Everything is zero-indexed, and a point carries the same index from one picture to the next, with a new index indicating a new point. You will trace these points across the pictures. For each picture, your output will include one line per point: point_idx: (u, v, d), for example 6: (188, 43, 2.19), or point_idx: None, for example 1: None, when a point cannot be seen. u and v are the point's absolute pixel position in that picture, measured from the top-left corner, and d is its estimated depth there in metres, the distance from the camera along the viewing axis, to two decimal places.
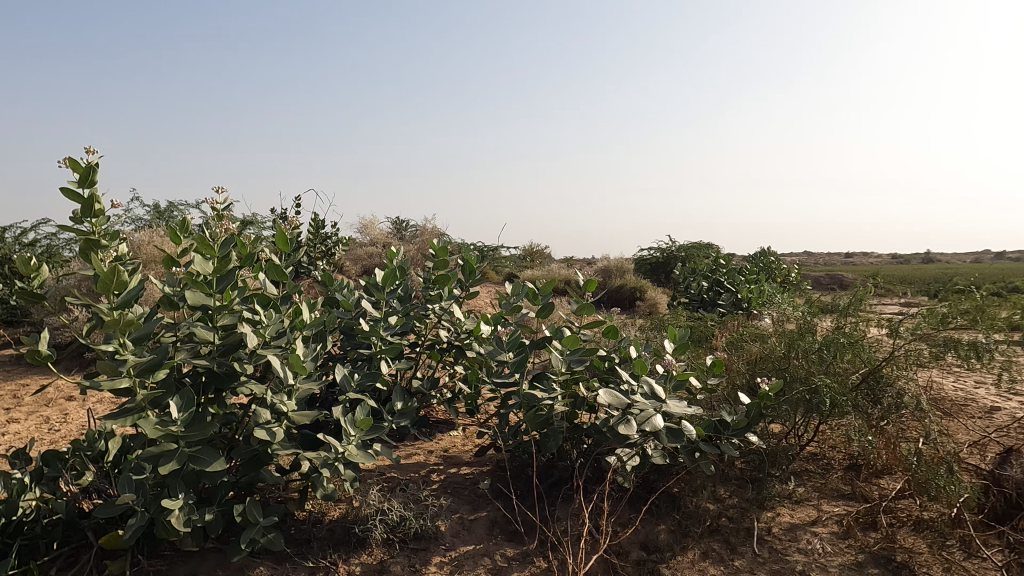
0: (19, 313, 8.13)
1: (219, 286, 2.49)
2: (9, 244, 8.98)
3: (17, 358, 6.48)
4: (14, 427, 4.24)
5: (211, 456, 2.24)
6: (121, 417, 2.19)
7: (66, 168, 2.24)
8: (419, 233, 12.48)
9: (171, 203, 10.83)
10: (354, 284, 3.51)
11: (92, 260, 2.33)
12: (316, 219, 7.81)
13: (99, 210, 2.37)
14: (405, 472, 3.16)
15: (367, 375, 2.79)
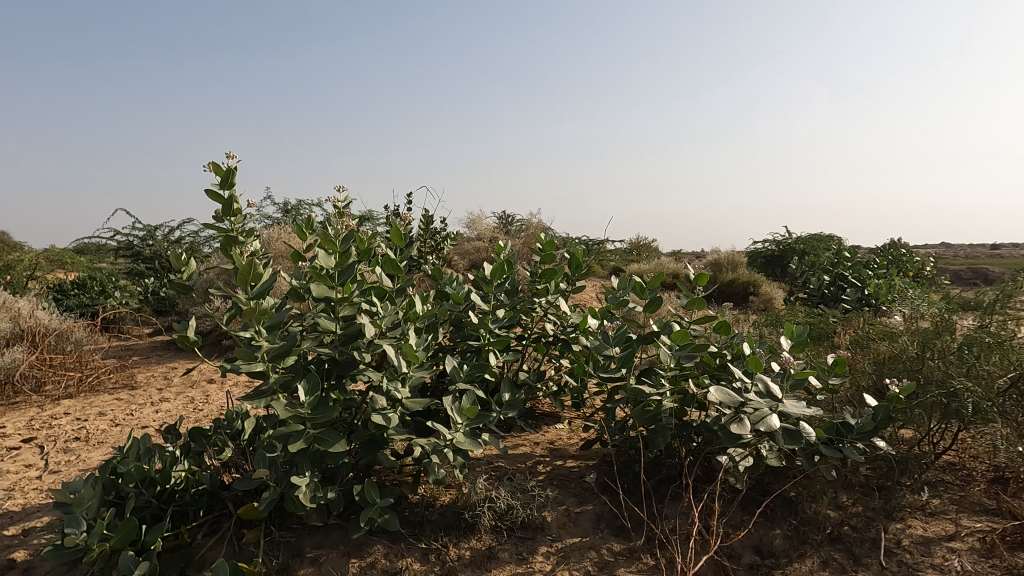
0: (167, 304, 8.98)
1: (341, 279, 2.65)
2: (160, 242, 9.94)
3: (167, 345, 7.22)
4: (166, 406, 4.73)
5: (334, 438, 2.40)
6: (257, 399, 2.39)
7: (210, 172, 2.47)
8: (524, 227, 12.59)
9: (297, 202, 11.61)
10: (464, 277, 3.60)
11: (231, 255, 2.56)
12: (427, 215, 8.09)
13: (237, 210, 2.59)
14: (512, 462, 3.23)
15: (476, 366, 2.86)
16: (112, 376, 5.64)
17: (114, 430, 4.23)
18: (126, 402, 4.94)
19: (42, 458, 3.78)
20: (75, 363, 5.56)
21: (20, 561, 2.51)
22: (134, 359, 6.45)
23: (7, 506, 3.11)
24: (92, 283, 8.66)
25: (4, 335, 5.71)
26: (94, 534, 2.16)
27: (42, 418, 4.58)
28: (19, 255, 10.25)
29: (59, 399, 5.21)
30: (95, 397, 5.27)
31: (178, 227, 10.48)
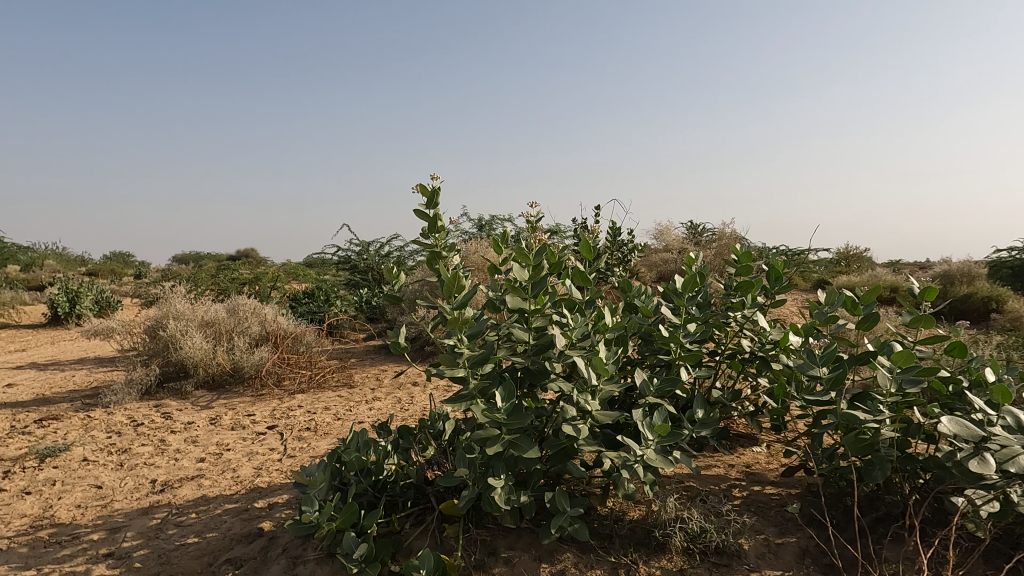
0: (377, 312, 9.89)
1: (534, 291, 2.75)
2: (372, 255, 11.10)
3: (378, 349, 8.01)
4: (379, 405, 5.25)
5: (527, 444, 2.49)
6: (458, 403, 2.56)
7: (418, 194, 2.72)
8: (715, 237, 12.04)
9: (491, 218, 12.28)
10: (653, 289, 3.53)
11: (436, 268, 2.78)
12: (615, 227, 8.09)
13: (441, 227, 2.81)
14: (704, 483, 3.09)
15: (666, 380, 2.79)
16: (334, 376, 6.40)
17: (337, 423, 4.79)
18: (345, 399, 5.56)
19: (282, 443, 4.40)
20: (307, 362, 6.44)
21: (267, 530, 2.94)
22: (352, 361, 7.26)
23: (256, 482, 3.67)
24: (319, 292, 9.89)
25: (254, 336, 6.75)
26: (324, 513, 2.45)
27: (282, 409, 5.34)
28: (264, 268, 12.06)
29: (294, 392, 6.02)
30: (321, 392, 6.00)
31: (387, 242, 11.69)
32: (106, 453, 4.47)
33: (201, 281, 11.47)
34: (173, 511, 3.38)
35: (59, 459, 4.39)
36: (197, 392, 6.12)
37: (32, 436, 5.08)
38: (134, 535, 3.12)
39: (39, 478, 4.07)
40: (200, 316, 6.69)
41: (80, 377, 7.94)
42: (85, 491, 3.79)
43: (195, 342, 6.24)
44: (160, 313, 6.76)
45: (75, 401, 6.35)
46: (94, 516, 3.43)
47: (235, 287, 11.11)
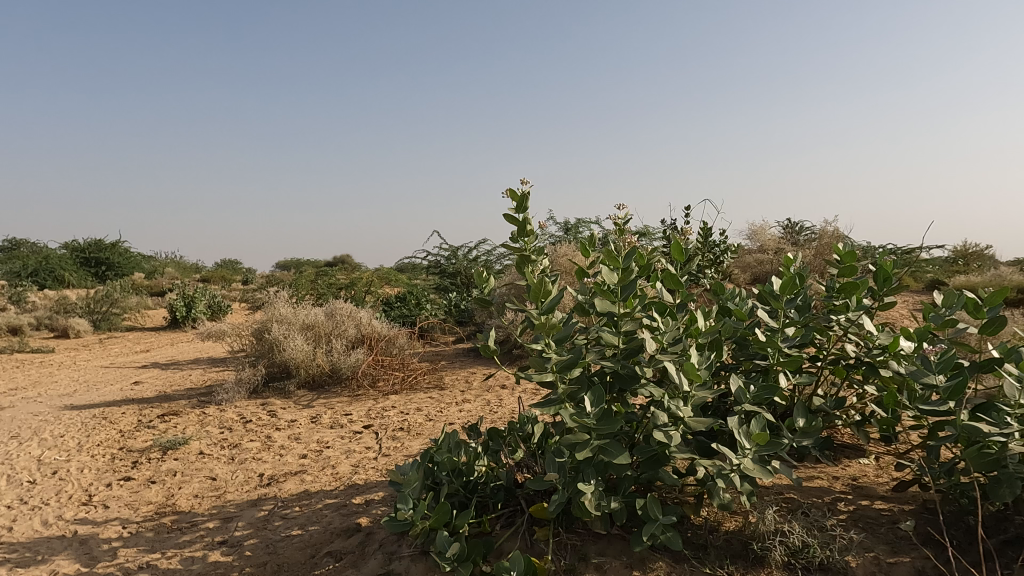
0: (466, 315, 10.07)
1: (623, 295, 2.72)
2: (461, 260, 11.33)
3: (468, 352, 8.16)
4: (468, 406, 5.35)
5: (617, 450, 2.46)
6: (547, 406, 2.57)
7: (507, 199, 2.75)
8: (815, 237, 11.43)
9: (578, 221, 12.23)
10: (748, 291, 3.40)
11: (524, 273, 2.80)
12: (706, 228, 7.85)
13: (529, 231, 2.83)
14: (806, 495, 2.94)
15: (764, 387, 2.67)
16: (426, 377, 6.57)
17: (429, 424, 4.91)
18: (436, 401, 5.70)
19: (377, 442, 4.57)
20: (399, 364, 6.66)
21: (364, 526, 3.06)
22: (442, 363, 7.44)
23: (354, 479, 3.83)
24: (411, 296, 10.20)
25: (351, 338, 7.05)
26: (418, 512, 2.52)
27: (376, 410, 5.54)
28: (359, 273, 12.56)
29: (388, 393, 6.24)
30: (413, 393, 6.18)
31: (475, 247, 11.90)
32: (220, 447, 4.80)
33: (302, 287, 12.11)
34: (279, 504, 3.58)
35: (179, 452, 4.76)
36: (299, 392, 6.46)
37: (156, 429, 5.53)
38: (245, 525, 3.33)
39: (162, 468, 4.43)
40: (301, 319, 7.07)
41: (195, 376, 8.57)
42: (201, 482, 4.09)
43: (297, 344, 6.59)
44: (266, 316, 7.19)
45: (192, 398, 6.87)
46: (209, 505, 3.69)
47: (332, 292, 11.68)
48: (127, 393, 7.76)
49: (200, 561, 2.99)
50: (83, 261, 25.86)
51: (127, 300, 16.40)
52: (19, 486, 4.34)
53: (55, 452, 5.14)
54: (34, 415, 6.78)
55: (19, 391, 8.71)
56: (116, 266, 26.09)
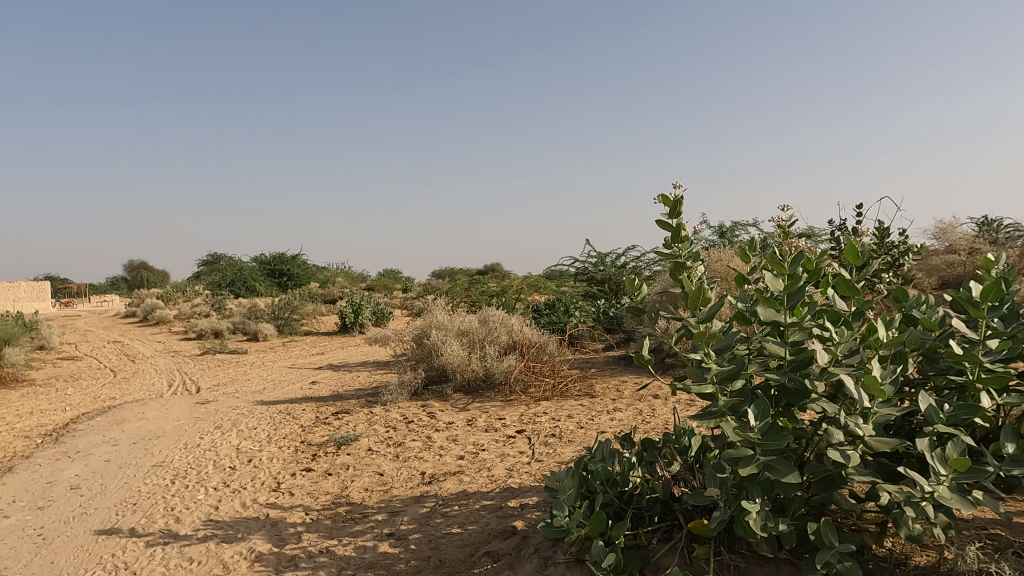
0: (615, 322, 9.96)
1: (790, 303, 2.54)
2: (609, 267, 11.26)
3: (618, 360, 8.07)
4: (620, 415, 5.29)
5: (786, 468, 2.30)
6: (707, 419, 2.46)
7: (660, 204, 2.68)
8: (1020, 235, 9.96)
9: (733, 224, 11.68)
10: (938, 298, 3.02)
11: (680, 280, 2.71)
12: (882, 226, 7.11)
13: (684, 236, 2.74)
14: (1017, 533, 2.55)
15: (961, 406, 2.36)
16: (576, 385, 6.59)
17: (581, 431, 4.92)
18: (587, 408, 5.69)
19: (530, 447, 4.65)
20: (550, 371, 6.73)
21: (520, 529, 3.12)
22: (593, 371, 7.42)
23: (509, 482, 3.92)
24: (559, 303, 10.29)
25: (503, 344, 7.23)
26: (573, 519, 2.52)
27: (528, 415, 5.65)
28: (510, 280, 12.93)
29: (539, 399, 6.33)
30: (564, 400, 6.22)
31: (624, 253, 11.76)
32: (386, 444, 5.15)
33: (457, 294, 12.70)
34: (440, 502, 3.76)
35: (351, 447, 5.18)
36: (456, 395, 6.77)
37: (331, 425, 6.06)
38: (409, 520, 3.54)
39: (337, 462, 4.84)
40: (457, 326, 7.40)
41: (364, 377, 9.28)
42: (370, 476, 4.41)
43: (454, 350, 6.91)
44: (425, 323, 7.61)
45: (361, 398, 7.44)
46: (378, 499, 3.97)
47: (484, 299, 12.12)
48: (307, 392, 8.59)
49: (371, 551, 3.22)
50: (269, 272, 29.11)
51: (305, 306, 18.19)
52: (223, 470, 4.96)
53: (250, 441, 5.81)
54: (233, 408, 7.71)
55: (221, 386, 9.97)
56: (296, 277, 29.06)
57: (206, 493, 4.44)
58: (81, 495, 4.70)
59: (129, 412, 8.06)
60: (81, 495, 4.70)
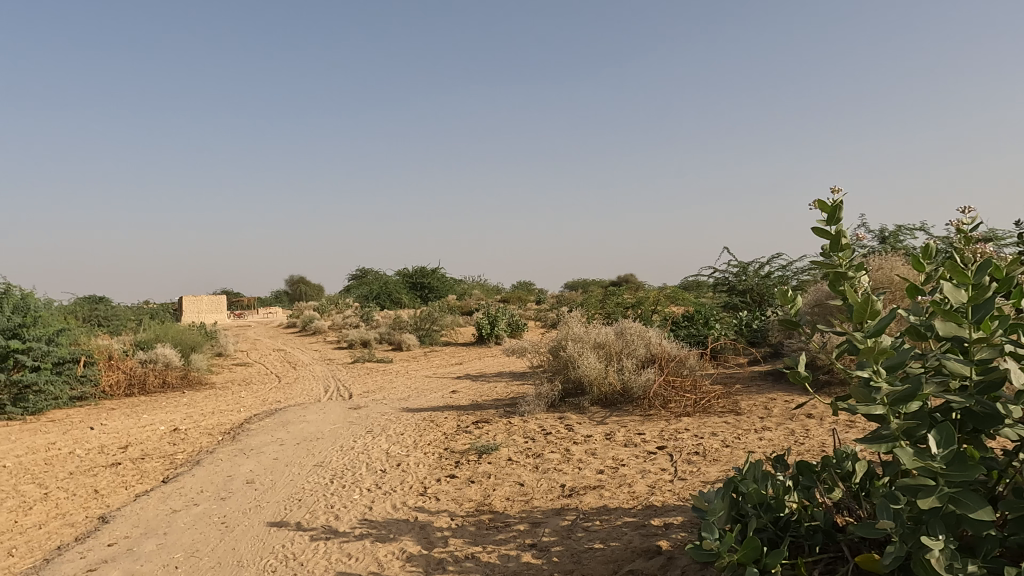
0: (760, 335, 9.43)
1: (975, 316, 2.27)
2: (752, 277, 10.70)
3: (765, 375, 7.62)
4: (769, 435, 4.99)
5: (975, 502, 2.04)
6: (877, 443, 2.25)
7: (817, 210, 2.52)
8: None
9: (896, 228, 10.65)
10: None
11: (841, 291, 2.52)
12: None
13: (845, 244, 2.54)
14: None
15: None
16: (720, 401, 6.30)
17: (727, 450, 4.70)
18: (733, 426, 5.43)
19: (672, 465, 4.51)
20: (691, 386, 6.50)
21: (665, 549, 3.03)
22: (737, 387, 7.07)
23: (652, 500, 3.83)
24: (699, 316, 9.93)
25: (641, 358, 7.08)
26: (724, 543, 2.39)
27: (669, 431, 5.48)
28: (645, 292, 12.68)
29: (680, 415, 6.13)
30: (707, 417, 5.97)
31: (768, 262, 11.12)
32: (525, 455, 5.22)
33: (592, 306, 12.66)
34: (581, 515, 3.74)
35: (492, 456, 5.31)
36: (593, 409, 6.73)
37: (472, 434, 6.26)
38: (551, 532, 3.56)
39: (479, 470, 4.98)
40: (593, 338, 7.35)
41: (502, 388, 9.51)
42: (511, 486, 4.49)
43: (591, 362, 6.88)
44: (562, 335, 7.65)
45: (499, 408, 7.62)
46: (519, 509, 4.03)
47: (619, 311, 11.98)
48: (448, 400, 8.93)
49: (515, 560, 3.27)
50: (412, 285, 30.80)
51: (444, 317, 18.98)
52: (375, 473, 5.28)
53: (398, 446, 6.14)
54: (382, 414, 8.20)
55: (370, 393, 10.64)
56: (436, 289, 30.46)
57: (360, 493, 4.75)
58: (255, 489, 5.21)
59: (292, 414, 8.83)
60: (255, 489, 5.21)
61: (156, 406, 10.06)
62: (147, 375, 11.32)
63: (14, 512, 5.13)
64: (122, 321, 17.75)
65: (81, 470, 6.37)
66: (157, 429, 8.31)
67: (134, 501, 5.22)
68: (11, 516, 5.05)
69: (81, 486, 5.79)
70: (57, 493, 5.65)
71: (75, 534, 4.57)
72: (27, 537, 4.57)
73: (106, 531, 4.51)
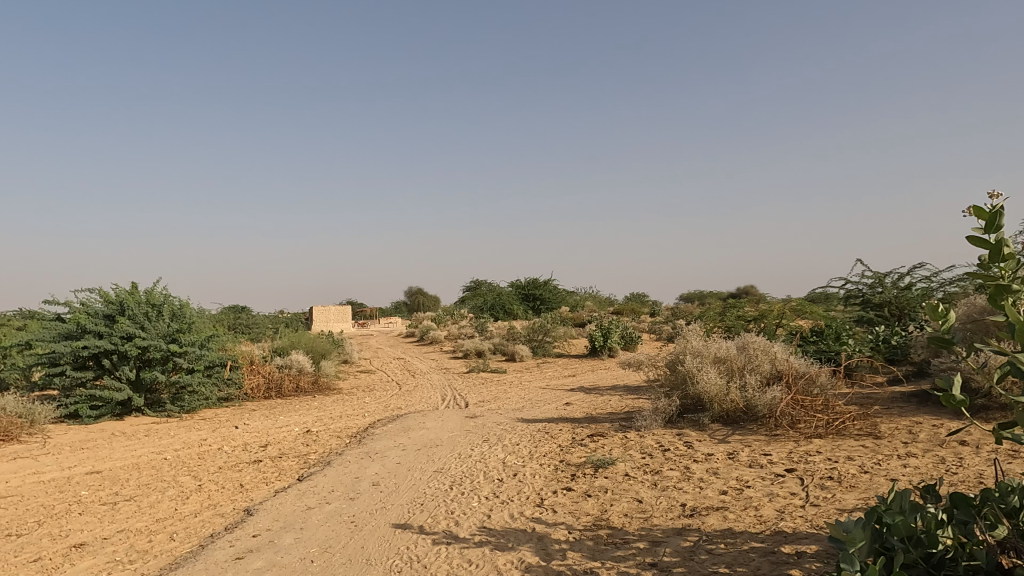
0: (900, 353, 8.68)
1: None
2: (890, 289, 9.89)
3: (908, 397, 6.99)
4: (915, 462, 4.57)
5: None
6: None
7: (972, 217, 2.29)
8: None
9: None
10: None
11: (1003, 306, 2.26)
12: None
13: (1007, 254, 2.28)
14: None
15: None
16: (856, 423, 5.85)
17: (866, 477, 4.35)
18: (872, 451, 5.02)
19: (803, 489, 4.24)
20: (823, 406, 6.08)
21: None
22: (875, 408, 6.55)
23: (781, 526, 3.62)
24: (829, 330, 9.30)
25: (766, 374, 6.71)
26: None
27: (799, 453, 5.17)
28: (769, 304, 12.06)
29: (811, 436, 5.76)
30: (842, 440, 5.57)
31: (909, 273, 10.22)
32: (643, 471, 5.12)
33: (710, 320, 12.22)
34: (703, 537, 3.61)
35: (608, 471, 5.25)
36: (714, 426, 6.47)
37: (587, 447, 6.22)
38: (672, 551, 3.46)
39: (595, 484, 4.94)
40: (713, 352, 7.07)
41: (616, 402, 9.39)
42: (629, 502, 4.41)
43: (711, 378, 6.63)
44: (679, 349, 7.43)
45: (615, 422, 7.52)
46: (638, 526, 3.95)
47: (740, 325, 11.47)
48: (562, 412, 8.92)
49: None
50: (524, 297, 31.22)
51: (557, 329, 19.03)
52: (492, 482, 5.37)
53: (514, 456, 6.22)
54: (498, 424, 8.35)
55: (486, 403, 10.86)
56: (548, 301, 30.70)
57: (479, 501, 4.85)
58: (380, 491, 5.47)
59: (413, 421, 9.20)
60: (380, 491, 5.47)
61: (291, 409, 10.85)
62: (283, 379, 12.24)
63: (175, 500, 5.72)
64: (261, 329, 19.33)
65: (228, 465, 6.98)
66: (292, 430, 8.95)
67: (274, 496, 5.65)
68: (172, 504, 5.63)
69: (229, 480, 6.35)
70: (209, 485, 6.23)
71: (224, 523, 5.01)
72: (184, 523, 5.06)
73: (251, 522, 4.91)
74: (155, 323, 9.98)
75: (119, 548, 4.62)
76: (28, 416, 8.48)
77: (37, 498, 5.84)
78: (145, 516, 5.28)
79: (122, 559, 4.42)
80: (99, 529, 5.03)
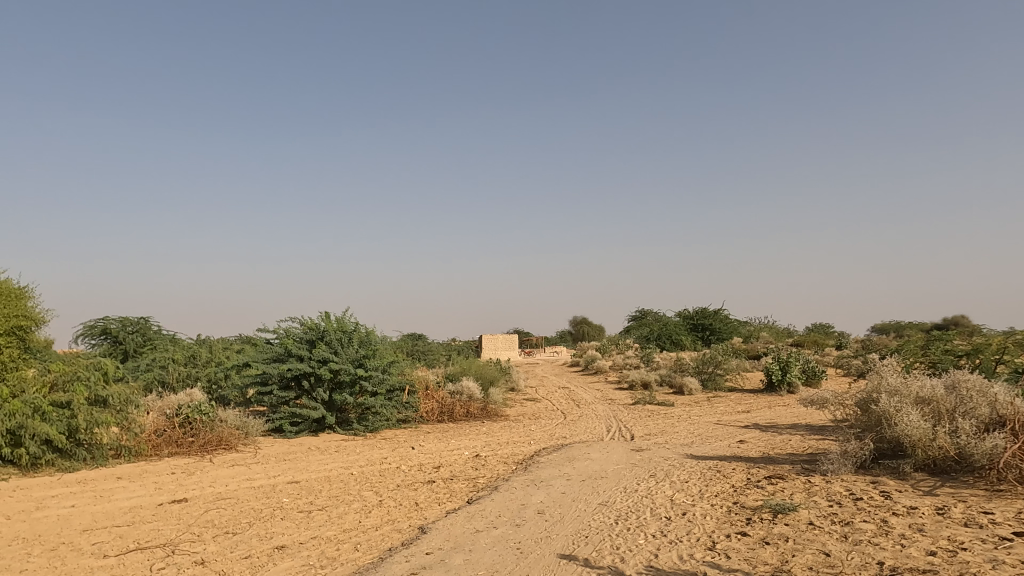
0: None
1: None
2: None
3: None
4: None
5: None
6: None
7: None
8: None
9: None
10: None
11: None
12: None
13: None
14: None
15: None
16: None
17: None
18: None
19: None
20: None
21: None
22: None
23: None
24: None
25: (985, 419, 5.76)
26: None
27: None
28: (985, 337, 10.48)
29: None
30: None
31: None
32: (830, 521, 4.63)
33: (911, 356, 10.90)
34: None
35: (789, 517, 4.81)
36: (917, 476, 5.70)
37: (765, 490, 5.77)
38: None
39: (774, 531, 4.55)
40: (915, 392, 6.25)
41: (798, 442, 8.63)
42: (815, 555, 4.00)
43: (912, 421, 5.85)
44: (873, 387, 6.67)
45: (797, 464, 6.91)
46: None
47: (948, 360, 10.07)
48: (736, 450, 8.38)
49: None
50: (693, 327, 30.05)
51: (729, 361, 18.04)
52: (659, 519, 5.17)
53: (683, 494, 5.94)
54: (665, 459, 8.05)
55: (652, 436, 10.54)
56: (719, 331, 29.25)
57: (646, 538, 4.68)
58: (545, 520, 5.49)
59: (578, 451, 9.16)
60: (546, 519, 5.49)
61: (462, 433, 11.34)
62: (455, 404, 12.85)
63: (359, 513, 6.19)
64: (436, 356, 20.50)
65: (405, 484, 7.44)
66: (463, 454, 9.34)
67: (445, 517, 5.91)
68: (357, 516, 6.10)
69: (406, 498, 6.76)
70: (388, 501, 6.67)
71: (401, 539, 5.33)
72: (367, 536, 5.46)
73: (425, 540, 5.17)
74: (346, 349, 10.98)
75: (312, 553, 5.09)
76: (244, 428, 9.73)
77: (249, 501, 6.64)
78: (334, 526, 5.78)
79: (314, 564, 4.86)
80: (296, 534, 5.59)
